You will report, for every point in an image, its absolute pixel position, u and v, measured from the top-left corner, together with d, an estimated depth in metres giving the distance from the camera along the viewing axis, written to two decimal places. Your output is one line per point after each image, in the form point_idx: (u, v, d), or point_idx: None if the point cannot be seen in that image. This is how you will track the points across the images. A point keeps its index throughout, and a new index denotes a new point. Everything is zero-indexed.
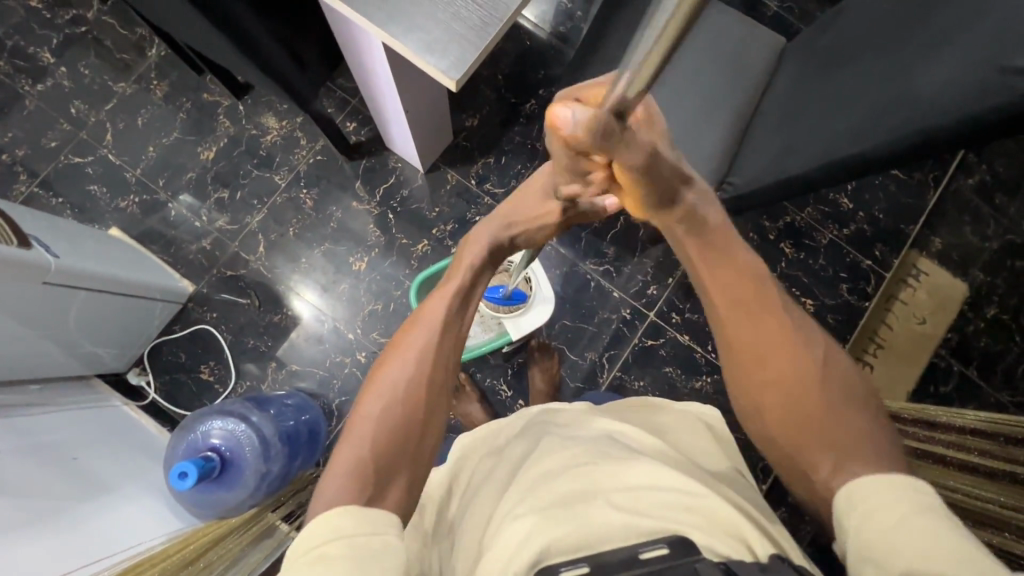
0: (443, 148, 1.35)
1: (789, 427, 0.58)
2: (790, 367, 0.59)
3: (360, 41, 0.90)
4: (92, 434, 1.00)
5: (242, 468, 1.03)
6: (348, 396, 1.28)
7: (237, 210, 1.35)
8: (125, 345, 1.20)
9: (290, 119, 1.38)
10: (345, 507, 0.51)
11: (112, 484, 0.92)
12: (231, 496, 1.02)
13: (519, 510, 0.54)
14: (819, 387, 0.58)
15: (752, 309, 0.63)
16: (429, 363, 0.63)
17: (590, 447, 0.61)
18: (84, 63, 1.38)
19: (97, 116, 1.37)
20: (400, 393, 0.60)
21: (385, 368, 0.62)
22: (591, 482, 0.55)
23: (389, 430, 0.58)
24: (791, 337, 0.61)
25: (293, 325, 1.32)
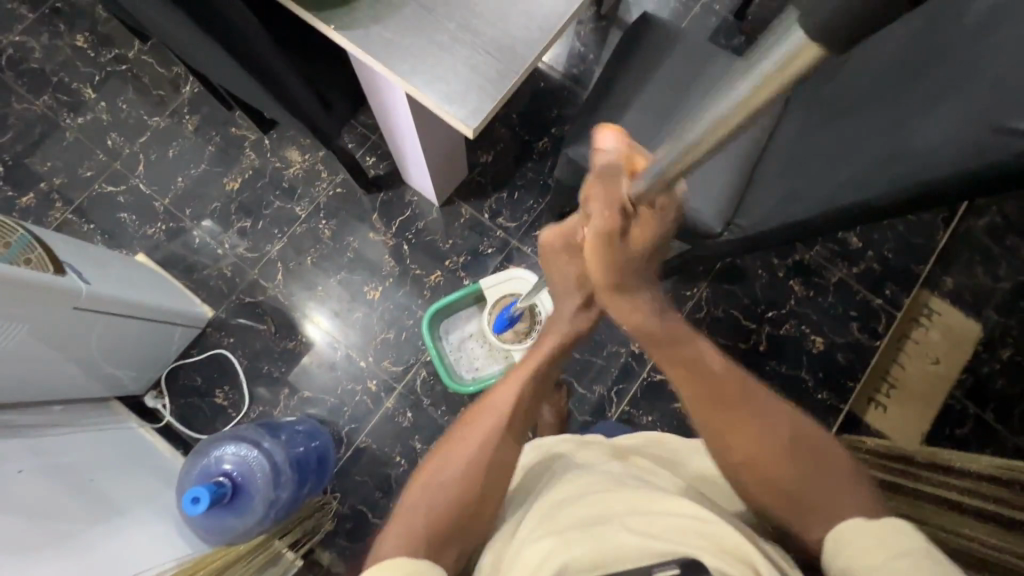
0: (459, 182, 1.39)
1: (777, 503, 0.59)
2: (764, 446, 0.61)
3: (383, 88, 0.95)
4: (110, 457, 1.03)
5: (253, 492, 1.05)
6: (358, 423, 1.30)
7: (258, 238, 1.40)
8: (144, 367, 1.23)
9: (313, 152, 1.44)
10: (396, 562, 0.54)
11: (124, 507, 0.94)
12: (240, 522, 1.03)
13: (536, 533, 0.55)
14: (790, 458, 0.60)
15: (722, 395, 0.63)
16: (494, 444, 0.64)
17: (604, 477, 0.61)
18: (122, 98, 1.46)
19: (131, 148, 1.44)
20: (460, 470, 0.63)
21: (450, 447, 0.65)
22: (605, 508, 0.55)
23: (447, 500, 0.61)
24: (755, 417, 0.62)
25: (307, 351, 1.34)
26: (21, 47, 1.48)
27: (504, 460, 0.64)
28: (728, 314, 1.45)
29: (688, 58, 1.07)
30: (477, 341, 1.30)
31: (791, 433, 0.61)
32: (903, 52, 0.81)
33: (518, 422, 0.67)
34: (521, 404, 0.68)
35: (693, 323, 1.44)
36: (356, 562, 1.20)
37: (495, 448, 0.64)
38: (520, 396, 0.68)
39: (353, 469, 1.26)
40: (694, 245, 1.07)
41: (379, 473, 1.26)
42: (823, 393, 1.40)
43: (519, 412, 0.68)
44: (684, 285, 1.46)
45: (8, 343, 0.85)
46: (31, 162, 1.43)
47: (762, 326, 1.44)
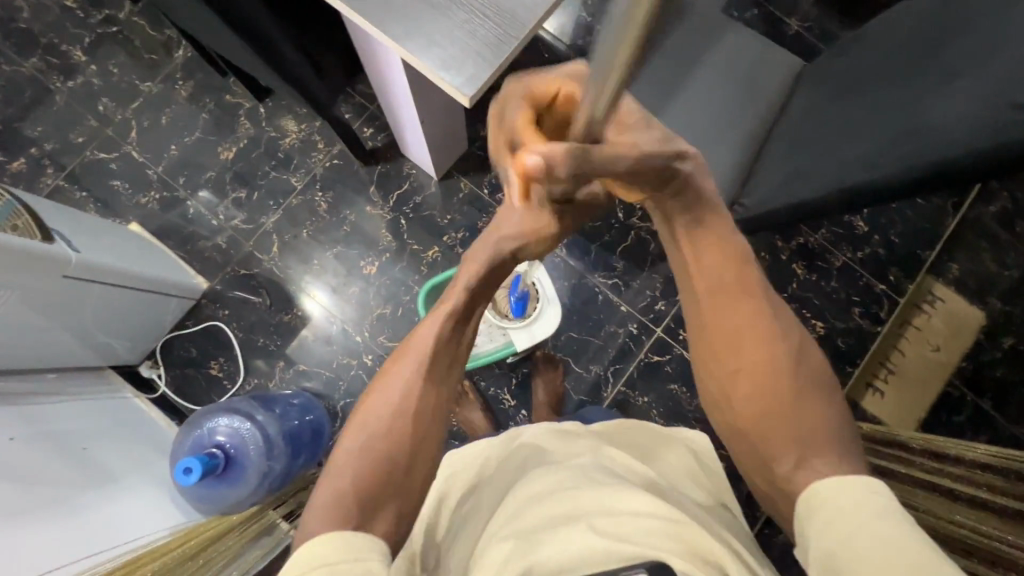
0: (458, 156, 1.36)
1: (761, 417, 0.57)
2: (771, 363, 0.57)
3: (379, 54, 0.92)
4: (103, 425, 1.03)
5: (245, 466, 1.04)
6: (353, 398, 1.30)
7: (253, 209, 1.38)
8: (138, 338, 1.22)
9: (310, 122, 1.40)
10: (339, 535, 0.51)
11: (116, 475, 0.94)
12: (232, 493, 1.02)
13: (505, 532, 0.55)
14: (797, 382, 0.57)
15: (732, 297, 0.59)
16: (414, 394, 0.58)
17: (577, 472, 0.59)
18: (114, 62, 1.42)
19: (123, 114, 1.41)
20: (380, 424, 0.57)
21: (368, 396, 0.58)
22: (575, 506, 0.53)
23: (371, 461, 0.56)
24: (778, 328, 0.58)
25: (303, 324, 1.34)
26: (8, 6, 1.43)
27: (431, 413, 0.58)
28: None
29: (696, 30, 1.03)
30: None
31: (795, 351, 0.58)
32: (921, 26, 0.77)
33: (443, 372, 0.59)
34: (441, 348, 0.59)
35: None
36: None
37: (416, 409, 0.58)
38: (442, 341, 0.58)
39: None
40: None
41: None
42: None
43: (442, 361, 0.59)
44: None
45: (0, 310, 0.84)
46: (21, 127, 1.40)
47: None
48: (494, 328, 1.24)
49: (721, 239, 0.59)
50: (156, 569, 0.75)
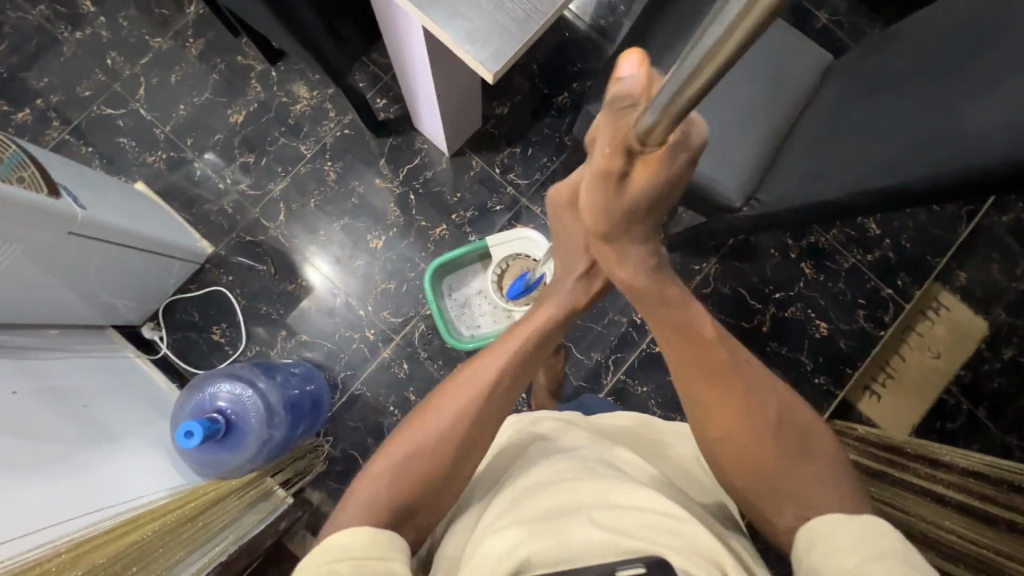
0: (472, 132, 1.33)
1: (753, 485, 0.57)
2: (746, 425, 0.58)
3: (400, 23, 0.89)
4: (105, 383, 1.03)
5: (246, 432, 1.04)
6: (353, 370, 1.30)
7: (260, 175, 1.36)
8: (141, 299, 1.21)
9: (322, 89, 1.37)
10: (355, 530, 0.52)
11: (117, 433, 0.94)
12: (231, 459, 1.02)
13: (501, 519, 0.53)
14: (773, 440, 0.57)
15: (712, 366, 0.60)
16: (466, 422, 0.62)
17: (579, 462, 0.59)
18: (123, 15, 1.38)
19: (131, 69, 1.38)
20: (430, 444, 0.61)
21: (430, 409, 0.63)
22: (575, 497, 0.53)
23: (416, 474, 0.59)
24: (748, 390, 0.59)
25: (307, 294, 1.33)
26: None
27: (475, 444, 0.62)
28: (734, 293, 1.43)
29: None
30: (483, 299, 1.28)
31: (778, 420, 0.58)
32: (961, 28, 0.75)
33: (497, 407, 0.65)
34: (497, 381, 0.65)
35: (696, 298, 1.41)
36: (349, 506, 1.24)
37: (467, 435, 0.62)
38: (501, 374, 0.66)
39: (345, 415, 1.28)
40: (709, 218, 1.04)
41: (372, 420, 1.28)
42: (820, 378, 1.40)
43: (494, 396, 0.65)
44: (693, 259, 1.43)
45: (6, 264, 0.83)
46: (27, 77, 1.36)
47: (767, 307, 1.42)
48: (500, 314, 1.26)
49: (677, 313, 0.63)
50: (158, 530, 0.76)
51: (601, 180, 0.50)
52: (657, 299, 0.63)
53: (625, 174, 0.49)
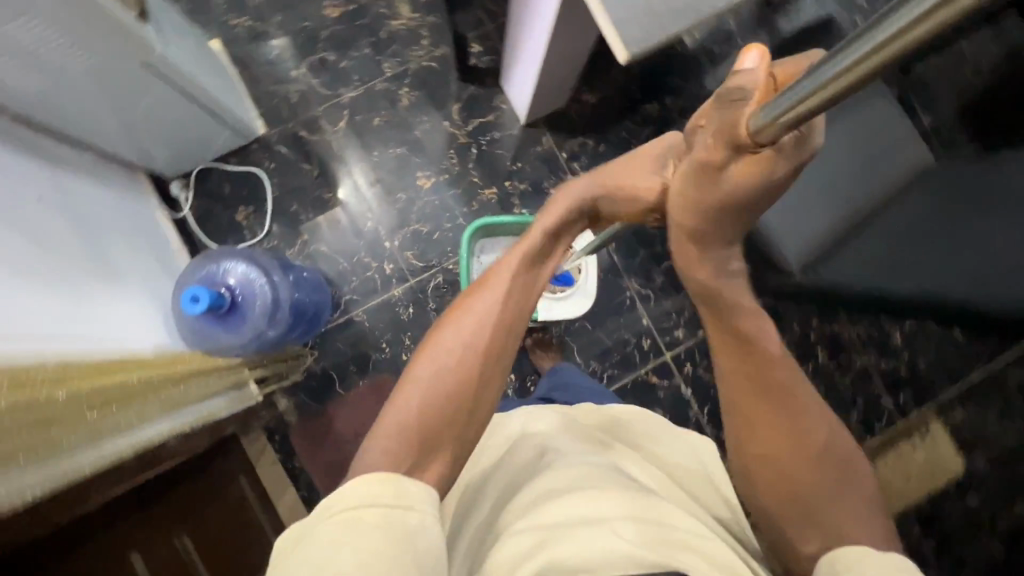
0: (553, 110, 1.31)
1: (792, 509, 0.57)
2: (770, 439, 0.57)
3: None
4: (123, 223, 1.01)
5: (247, 317, 1.02)
6: (359, 297, 1.28)
7: (335, 77, 1.33)
8: (181, 154, 1.19)
9: (423, 15, 1.34)
10: (384, 477, 0.50)
11: (125, 275, 0.93)
12: (225, 338, 1.01)
13: (522, 521, 0.57)
14: (798, 453, 0.57)
15: (774, 386, 0.57)
16: (488, 331, 0.60)
17: (598, 471, 0.62)
18: None
19: None
20: (452, 357, 0.59)
21: (440, 327, 0.60)
22: (588, 509, 0.56)
23: (442, 390, 0.58)
24: (788, 404, 0.57)
25: (339, 208, 1.31)
26: None
27: (494, 358, 0.60)
28: None
29: None
30: None
31: (830, 449, 0.58)
32: None
33: (514, 309, 0.61)
34: (522, 286, 0.62)
35: (706, 346, 1.35)
36: (312, 423, 1.24)
37: (485, 345, 0.59)
38: (517, 284, 0.61)
39: (337, 336, 1.27)
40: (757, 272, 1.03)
41: (362, 351, 1.27)
42: None
43: (518, 302, 0.61)
44: None
45: (81, 71, 0.82)
46: None
47: None
48: None
49: (755, 332, 0.57)
50: (145, 378, 0.75)
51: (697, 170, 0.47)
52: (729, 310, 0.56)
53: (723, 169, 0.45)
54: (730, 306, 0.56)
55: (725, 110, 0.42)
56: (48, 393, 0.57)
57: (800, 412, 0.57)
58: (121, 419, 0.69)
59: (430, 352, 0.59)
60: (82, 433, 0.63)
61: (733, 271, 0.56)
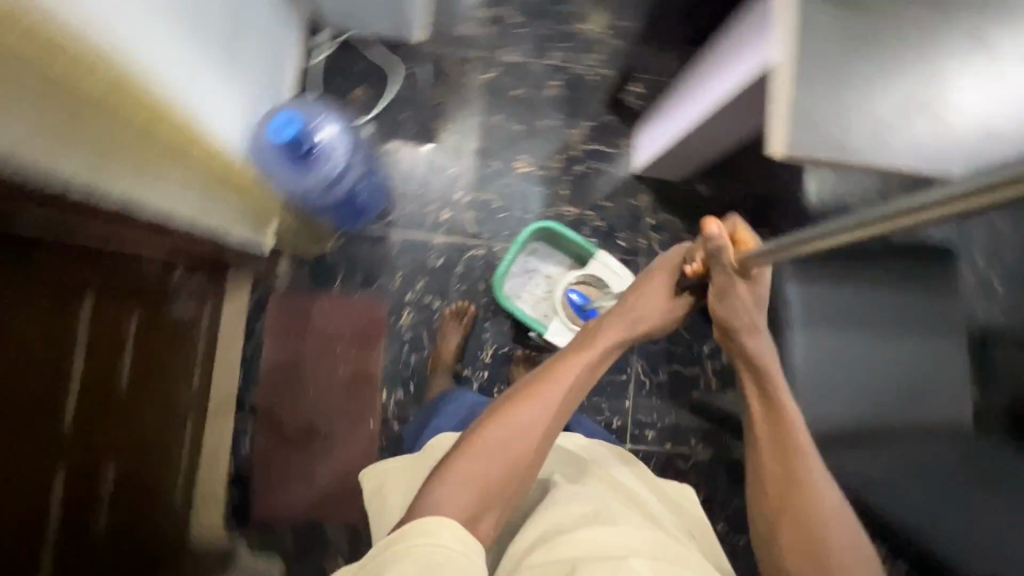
0: (666, 179, 1.33)
1: (807, 563, 0.69)
2: (782, 501, 0.72)
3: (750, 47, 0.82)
4: (265, 39, 1.02)
5: (310, 172, 1.00)
6: (405, 224, 1.30)
7: (506, 35, 1.35)
8: (347, 17, 1.20)
9: (612, 34, 1.36)
10: (448, 525, 0.59)
11: (241, 79, 0.93)
12: (276, 175, 0.98)
13: (551, 547, 0.61)
14: (811, 500, 0.71)
15: (785, 441, 0.74)
16: (551, 417, 0.73)
17: (599, 504, 0.69)
18: None
19: None
20: (522, 432, 0.70)
21: (510, 409, 0.72)
22: (599, 541, 0.61)
23: (509, 457, 0.69)
24: (804, 460, 0.73)
25: (437, 140, 1.33)
26: None
27: (552, 433, 0.73)
28: None
29: (936, 313, 0.96)
30: (544, 282, 1.29)
31: (837, 511, 0.71)
32: None
33: (570, 404, 0.76)
34: (580, 384, 0.77)
35: (664, 461, 1.32)
36: (297, 304, 1.26)
37: (547, 426, 0.72)
38: (577, 383, 0.77)
39: (365, 244, 1.28)
40: None
41: (376, 269, 1.28)
42: None
43: (574, 398, 0.76)
44: None
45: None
46: None
47: None
48: (548, 306, 1.28)
49: (777, 392, 0.76)
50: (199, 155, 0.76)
51: (717, 291, 0.79)
52: (761, 373, 0.78)
53: (726, 288, 0.77)
54: (760, 371, 0.78)
55: (722, 254, 0.76)
56: (114, 104, 0.57)
57: (810, 467, 0.72)
58: (163, 177, 0.70)
59: (501, 426, 0.70)
60: (131, 168, 0.63)
61: (760, 344, 0.79)
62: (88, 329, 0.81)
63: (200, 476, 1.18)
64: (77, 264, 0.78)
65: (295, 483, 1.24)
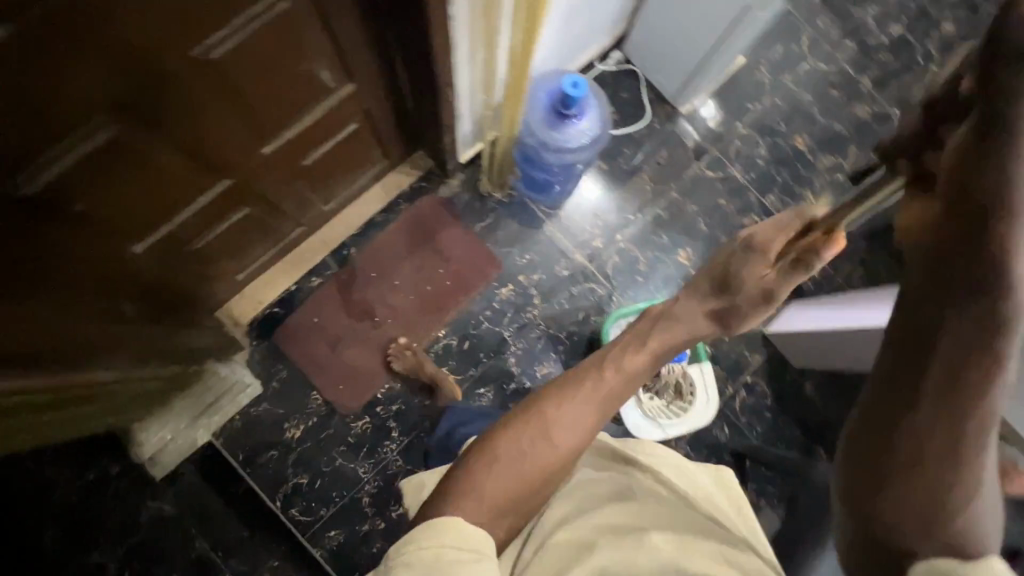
0: (788, 358, 1.34)
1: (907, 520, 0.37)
2: (909, 455, 0.37)
3: None
4: (597, 17, 1.16)
5: (564, 134, 1.10)
6: (563, 225, 1.36)
7: (747, 158, 1.44)
8: (650, 51, 1.34)
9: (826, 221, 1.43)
10: (458, 523, 0.57)
11: (566, 26, 1.05)
12: (544, 117, 1.09)
13: (571, 525, 0.73)
14: (968, 474, 0.36)
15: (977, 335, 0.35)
16: (551, 455, 0.69)
17: (615, 485, 0.80)
18: (896, 53, 1.50)
19: (847, 55, 1.49)
20: (525, 464, 0.68)
21: (511, 436, 0.70)
22: (610, 521, 0.73)
23: (512, 484, 0.66)
24: (985, 409, 0.35)
25: (637, 186, 1.40)
26: None
27: (555, 468, 0.70)
28: None
29: None
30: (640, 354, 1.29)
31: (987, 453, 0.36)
32: None
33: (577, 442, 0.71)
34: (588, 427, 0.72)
35: None
36: (439, 213, 1.33)
37: (549, 462, 0.69)
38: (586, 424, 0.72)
39: (522, 216, 1.35)
40: None
41: (514, 240, 1.34)
42: None
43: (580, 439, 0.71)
44: None
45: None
46: None
47: None
48: None
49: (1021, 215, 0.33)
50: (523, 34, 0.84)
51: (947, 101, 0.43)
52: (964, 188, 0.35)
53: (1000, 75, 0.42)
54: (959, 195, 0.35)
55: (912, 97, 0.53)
56: None
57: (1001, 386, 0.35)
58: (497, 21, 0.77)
59: (502, 451, 0.69)
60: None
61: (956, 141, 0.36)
62: (318, 114, 0.91)
63: (255, 289, 1.27)
64: (371, 73, 0.92)
65: (322, 339, 1.29)
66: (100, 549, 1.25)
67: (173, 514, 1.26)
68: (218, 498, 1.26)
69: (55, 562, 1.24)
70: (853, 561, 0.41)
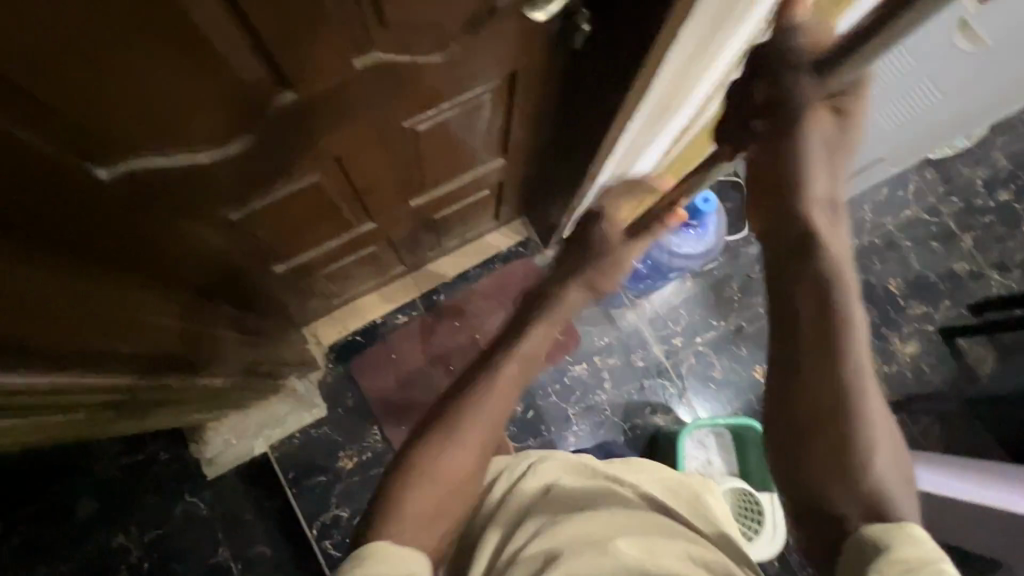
0: None
1: (831, 470, 0.48)
2: (819, 419, 0.49)
3: None
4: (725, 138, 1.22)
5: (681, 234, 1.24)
6: (645, 316, 1.39)
7: None
8: None
9: (908, 370, 1.41)
10: (390, 546, 0.54)
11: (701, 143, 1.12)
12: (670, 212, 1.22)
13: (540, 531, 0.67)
14: (864, 420, 0.48)
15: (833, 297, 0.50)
16: (459, 439, 0.63)
17: (585, 492, 0.74)
18: (1002, 218, 1.50)
19: (950, 211, 1.50)
20: (435, 457, 0.61)
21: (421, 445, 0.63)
22: (586, 528, 0.66)
23: (426, 484, 0.60)
24: (857, 361, 0.49)
25: (724, 293, 1.41)
26: None
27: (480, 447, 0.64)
28: None
29: None
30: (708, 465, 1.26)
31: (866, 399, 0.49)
32: None
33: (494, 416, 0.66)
34: (501, 398, 0.68)
35: None
36: (532, 279, 1.37)
37: (466, 450, 0.63)
38: (495, 396, 0.67)
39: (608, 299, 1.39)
40: None
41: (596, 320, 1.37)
42: None
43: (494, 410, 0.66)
44: None
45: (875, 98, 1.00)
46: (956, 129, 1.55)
47: None
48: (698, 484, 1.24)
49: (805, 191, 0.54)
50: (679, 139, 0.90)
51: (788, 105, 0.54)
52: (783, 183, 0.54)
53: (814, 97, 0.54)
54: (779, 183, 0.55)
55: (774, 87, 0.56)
56: None
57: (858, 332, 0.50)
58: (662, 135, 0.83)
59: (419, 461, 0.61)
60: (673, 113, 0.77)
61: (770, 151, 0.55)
62: (463, 181, 0.97)
63: (342, 316, 1.31)
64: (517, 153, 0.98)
65: (393, 376, 1.31)
66: (128, 533, 1.25)
67: (207, 516, 1.26)
68: (251, 509, 1.26)
69: (82, 536, 1.24)
70: (801, 514, 0.50)
